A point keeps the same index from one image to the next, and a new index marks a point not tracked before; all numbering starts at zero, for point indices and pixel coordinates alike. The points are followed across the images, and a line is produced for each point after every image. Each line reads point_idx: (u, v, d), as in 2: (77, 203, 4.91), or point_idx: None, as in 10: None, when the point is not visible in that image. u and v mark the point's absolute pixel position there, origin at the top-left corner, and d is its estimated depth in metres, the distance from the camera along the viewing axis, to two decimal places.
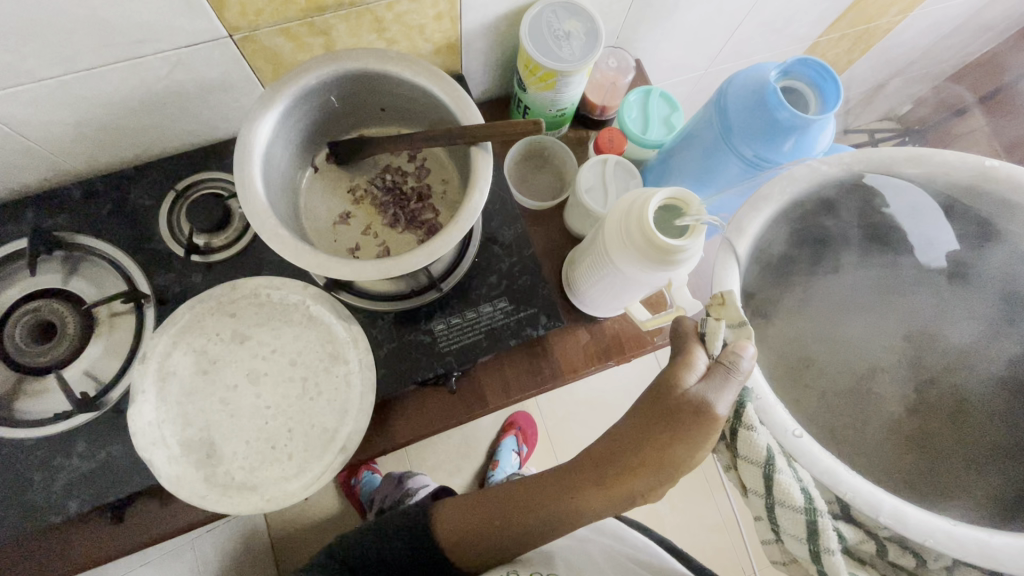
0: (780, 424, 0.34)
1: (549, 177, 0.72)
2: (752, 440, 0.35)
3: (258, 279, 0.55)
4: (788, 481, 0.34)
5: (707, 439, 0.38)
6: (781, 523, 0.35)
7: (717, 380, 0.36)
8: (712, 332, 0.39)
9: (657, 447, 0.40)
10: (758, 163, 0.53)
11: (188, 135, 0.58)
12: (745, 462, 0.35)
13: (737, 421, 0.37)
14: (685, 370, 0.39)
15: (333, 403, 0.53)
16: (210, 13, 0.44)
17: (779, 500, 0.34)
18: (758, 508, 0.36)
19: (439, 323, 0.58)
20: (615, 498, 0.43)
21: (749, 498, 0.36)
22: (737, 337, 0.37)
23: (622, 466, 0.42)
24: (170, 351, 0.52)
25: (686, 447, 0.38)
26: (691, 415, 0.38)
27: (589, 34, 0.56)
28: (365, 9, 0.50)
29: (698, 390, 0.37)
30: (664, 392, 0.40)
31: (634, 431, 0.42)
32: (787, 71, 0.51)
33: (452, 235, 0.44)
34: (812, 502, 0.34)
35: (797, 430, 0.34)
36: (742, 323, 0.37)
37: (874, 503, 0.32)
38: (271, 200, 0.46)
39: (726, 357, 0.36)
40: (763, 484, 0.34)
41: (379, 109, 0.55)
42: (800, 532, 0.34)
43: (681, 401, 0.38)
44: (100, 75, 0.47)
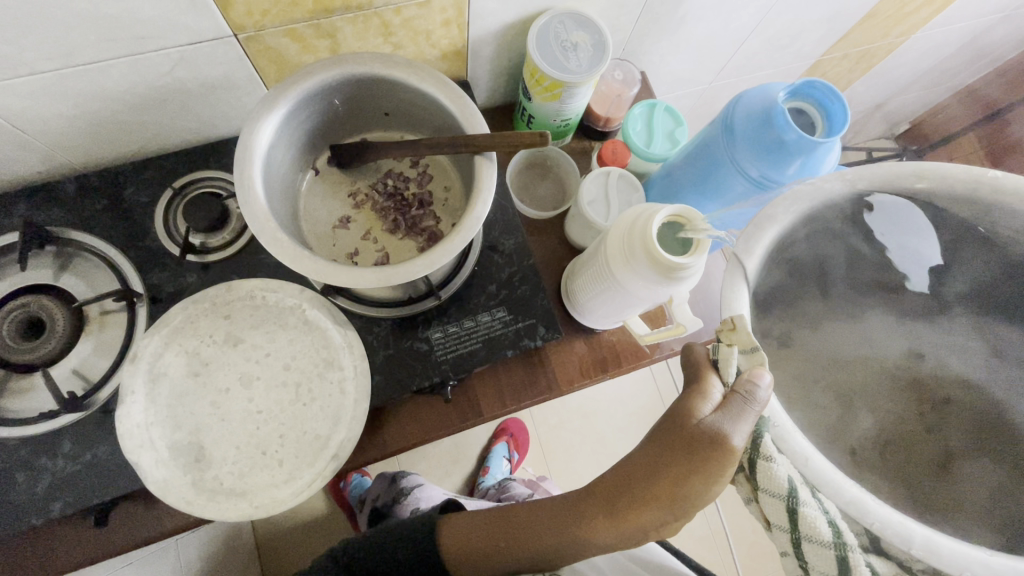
0: (799, 453, 0.34)
1: (551, 186, 0.71)
2: (772, 473, 0.35)
3: (254, 281, 0.54)
4: (813, 514, 0.33)
5: (723, 473, 0.37)
6: (809, 558, 0.34)
7: (735, 411, 0.36)
8: (724, 360, 0.39)
9: (670, 480, 0.40)
10: (763, 182, 0.52)
11: (187, 133, 0.57)
12: (767, 495, 0.35)
13: (755, 452, 0.37)
14: (700, 400, 0.39)
15: (326, 410, 0.52)
16: (216, 11, 0.43)
17: (806, 535, 0.33)
18: (784, 543, 0.36)
19: (436, 332, 0.57)
20: (627, 531, 0.42)
21: (774, 533, 0.36)
22: (750, 364, 0.37)
23: (634, 497, 0.42)
24: (161, 352, 0.51)
25: (702, 481, 0.38)
26: (705, 447, 0.38)
27: (597, 46, 0.56)
28: (372, 13, 0.50)
29: (712, 420, 0.38)
30: (677, 422, 0.40)
31: (648, 463, 0.41)
32: (795, 91, 0.51)
33: (454, 244, 0.44)
34: (840, 536, 0.33)
35: (817, 457, 0.34)
36: (754, 350, 0.36)
37: (906, 536, 0.32)
38: (270, 201, 0.45)
39: (742, 386, 0.36)
40: (788, 518, 0.34)
41: (383, 114, 0.54)
42: (831, 568, 0.33)
43: (696, 432, 0.38)
44: (100, 70, 0.46)
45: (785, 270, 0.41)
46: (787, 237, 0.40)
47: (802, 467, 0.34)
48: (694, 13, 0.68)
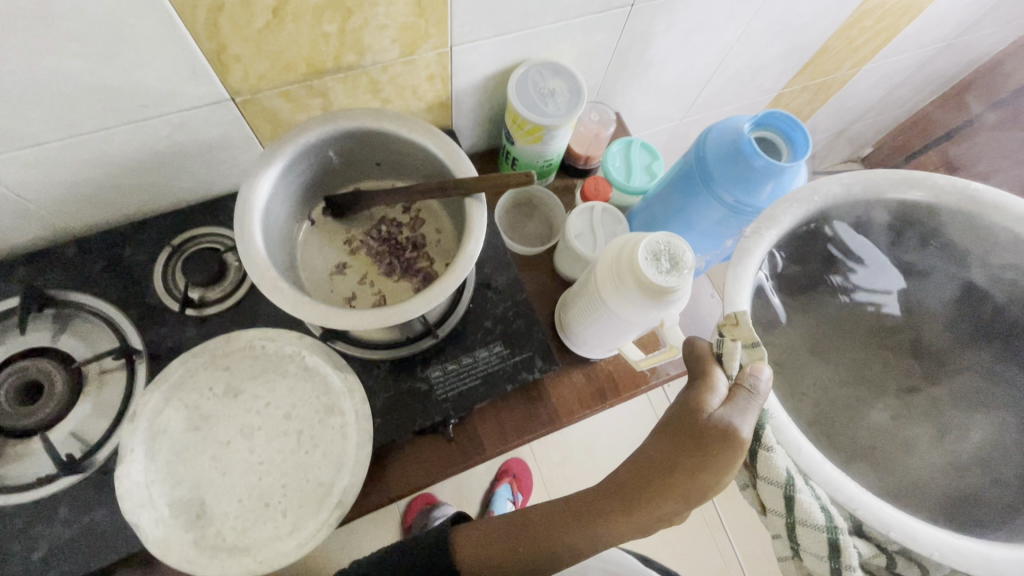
0: (793, 443, 0.38)
1: (537, 223, 0.74)
2: (772, 463, 0.38)
3: (253, 331, 0.55)
4: (808, 500, 0.37)
5: (734, 466, 0.38)
6: (802, 541, 0.38)
7: (742, 403, 0.38)
8: (728, 355, 0.41)
9: (685, 474, 0.40)
10: (738, 208, 0.55)
11: (184, 193, 0.59)
12: (766, 483, 0.38)
13: (756, 442, 0.39)
14: (708, 394, 0.40)
15: (328, 457, 0.52)
16: (215, 77, 0.47)
17: (801, 519, 0.37)
18: (778, 526, 0.39)
19: (435, 370, 0.58)
20: (644, 523, 0.43)
21: (768, 518, 0.39)
22: (752, 357, 0.40)
23: (649, 492, 0.42)
24: (161, 408, 0.51)
25: (716, 475, 0.39)
26: (714, 440, 0.38)
27: (572, 92, 0.60)
28: (361, 72, 0.53)
29: (721, 415, 0.38)
30: (686, 417, 0.40)
31: (660, 454, 0.42)
32: (759, 122, 0.54)
33: (449, 282, 0.46)
34: (831, 520, 0.37)
35: (808, 448, 0.38)
36: (755, 343, 0.40)
37: (887, 525, 0.36)
38: (269, 251, 0.47)
39: (745, 379, 0.39)
40: (785, 504, 0.37)
41: (375, 164, 0.57)
42: (822, 549, 0.37)
43: (705, 425, 0.39)
44: (104, 137, 0.48)
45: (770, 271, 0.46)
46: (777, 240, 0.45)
47: (795, 453, 0.38)
48: (659, 58, 0.73)
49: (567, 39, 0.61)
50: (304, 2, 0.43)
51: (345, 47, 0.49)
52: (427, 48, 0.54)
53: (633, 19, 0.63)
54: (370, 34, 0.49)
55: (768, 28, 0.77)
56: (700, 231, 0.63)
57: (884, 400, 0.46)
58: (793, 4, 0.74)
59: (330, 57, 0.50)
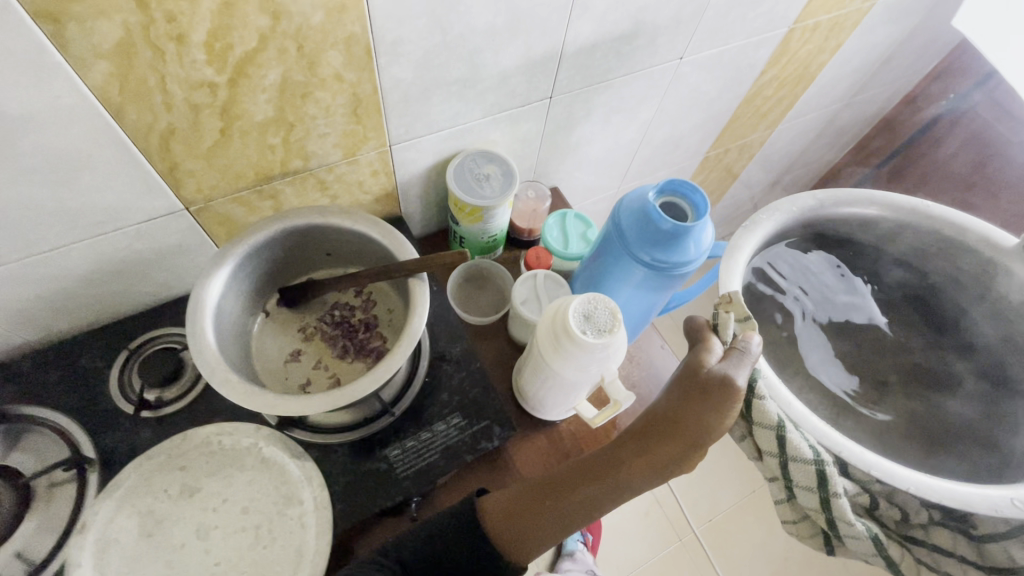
0: (783, 399, 0.55)
1: (489, 294, 0.78)
2: (764, 410, 0.53)
3: (210, 427, 0.56)
4: (798, 440, 0.53)
5: (731, 407, 0.46)
6: (795, 476, 0.53)
7: (736, 359, 0.49)
8: (723, 325, 0.55)
9: (688, 417, 0.47)
10: (655, 266, 0.59)
11: (143, 299, 0.62)
12: (761, 428, 0.54)
13: (751, 396, 0.54)
14: (707, 352, 0.50)
15: (288, 550, 0.52)
16: (168, 191, 0.51)
17: (793, 456, 0.52)
18: (775, 468, 0.55)
19: (394, 449, 0.58)
20: (654, 468, 0.47)
21: (766, 461, 0.55)
22: (744, 328, 0.54)
23: (657, 437, 0.48)
24: (113, 516, 0.51)
25: (716, 411, 0.46)
26: (717, 389, 0.47)
27: (505, 175, 0.67)
28: (309, 173, 0.58)
29: (718, 367, 0.48)
30: (690, 373, 0.49)
31: (668, 407, 0.48)
32: (663, 190, 0.60)
33: (395, 359, 0.48)
34: (820, 457, 0.52)
35: (796, 407, 0.54)
36: (746, 319, 0.55)
37: (859, 460, 0.52)
38: (222, 347, 0.49)
39: (740, 342, 0.51)
40: (779, 444, 0.53)
41: (325, 254, 0.60)
42: (812, 481, 0.52)
43: (706, 377, 0.48)
44: (64, 253, 0.51)
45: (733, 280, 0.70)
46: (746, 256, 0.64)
47: (784, 406, 0.54)
48: (586, 137, 0.81)
49: (498, 129, 0.68)
50: (249, 121, 0.49)
51: (291, 154, 0.55)
52: (368, 149, 0.59)
53: (554, 108, 0.71)
54: (313, 141, 0.55)
55: (680, 104, 0.87)
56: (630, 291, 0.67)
57: (833, 374, 0.68)
58: (697, 83, 0.84)
59: (278, 163, 0.55)
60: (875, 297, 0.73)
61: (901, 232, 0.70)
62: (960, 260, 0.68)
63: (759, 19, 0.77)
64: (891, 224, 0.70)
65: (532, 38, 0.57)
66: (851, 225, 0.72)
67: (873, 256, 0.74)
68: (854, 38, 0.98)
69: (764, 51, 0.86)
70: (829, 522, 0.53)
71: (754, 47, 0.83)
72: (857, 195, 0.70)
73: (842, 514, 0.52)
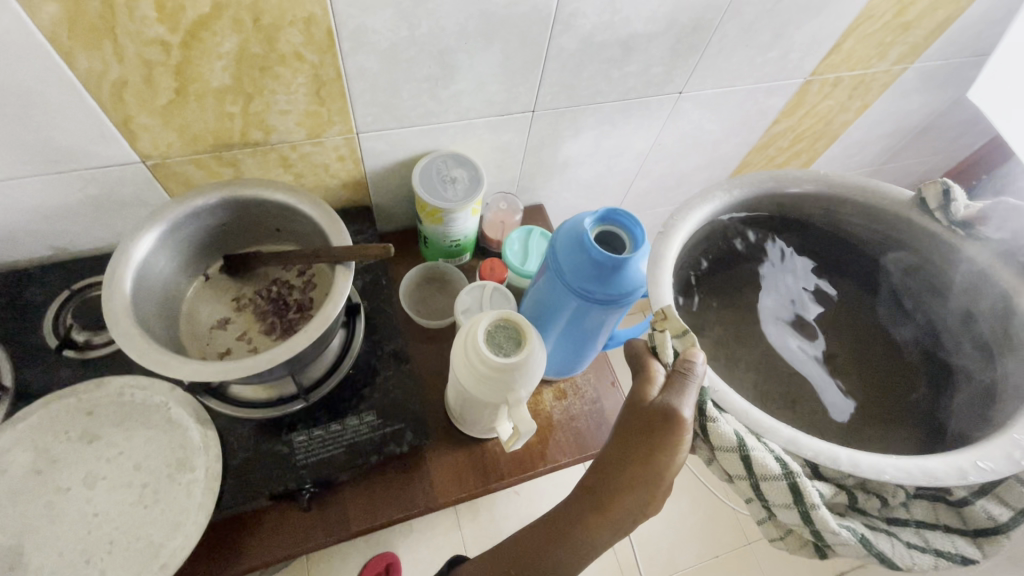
0: (741, 409, 0.41)
1: (445, 298, 0.76)
2: (719, 431, 0.43)
3: (126, 378, 0.56)
4: (761, 454, 0.42)
5: (680, 444, 0.43)
6: (769, 496, 0.42)
7: (679, 385, 0.42)
8: (661, 344, 0.46)
9: (640, 463, 0.45)
10: (589, 299, 0.55)
11: (98, 242, 0.63)
12: (725, 452, 0.43)
13: (704, 417, 0.44)
14: (648, 385, 0.45)
15: (167, 515, 0.51)
16: (123, 142, 0.52)
17: (761, 474, 0.41)
18: (746, 489, 0.43)
19: (300, 435, 0.57)
20: (619, 519, 0.46)
21: (737, 484, 0.43)
22: (684, 344, 0.44)
23: (614, 489, 0.46)
24: (9, 447, 0.51)
25: (666, 455, 0.43)
26: (661, 428, 0.43)
27: (472, 181, 0.66)
28: (270, 148, 0.59)
29: (660, 400, 0.43)
30: (633, 411, 0.45)
31: (619, 452, 0.46)
32: (603, 218, 0.55)
33: (298, 342, 0.48)
34: (787, 466, 0.41)
35: (755, 410, 0.41)
36: (686, 332, 0.44)
37: (833, 458, 0.39)
38: (138, 301, 0.49)
39: (683, 365, 0.43)
40: (745, 465, 0.42)
41: (274, 230, 0.60)
42: (787, 497, 0.41)
43: (651, 415, 0.43)
44: (17, 185, 0.53)
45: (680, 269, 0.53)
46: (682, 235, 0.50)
47: (744, 418, 0.41)
48: (574, 159, 0.80)
49: (475, 135, 0.68)
50: (206, 85, 0.50)
51: (251, 125, 0.55)
52: (333, 133, 0.59)
53: (538, 123, 0.69)
54: (274, 116, 0.55)
55: (680, 139, 0.85)
56: (568, 325, 0.61)
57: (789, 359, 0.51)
58: (699, 120, 0.81)
59: (237, 132, 0.55)
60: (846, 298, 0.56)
61: (869, 222, 0.55)
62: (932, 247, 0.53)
63: (770, 64, 0.74)
64: (872, 207, 0.54)
65: (509, 48, 0.56)
66: (825, 203, 0.55)
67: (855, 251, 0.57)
68: (882, 102, 0.94)
69: (775, 98, 0.83)
70: (816, 535, 0.41)
71: (765, 92, 0.80)
72: (822, 174, 0.54)
73: (829, 525, 0.40)
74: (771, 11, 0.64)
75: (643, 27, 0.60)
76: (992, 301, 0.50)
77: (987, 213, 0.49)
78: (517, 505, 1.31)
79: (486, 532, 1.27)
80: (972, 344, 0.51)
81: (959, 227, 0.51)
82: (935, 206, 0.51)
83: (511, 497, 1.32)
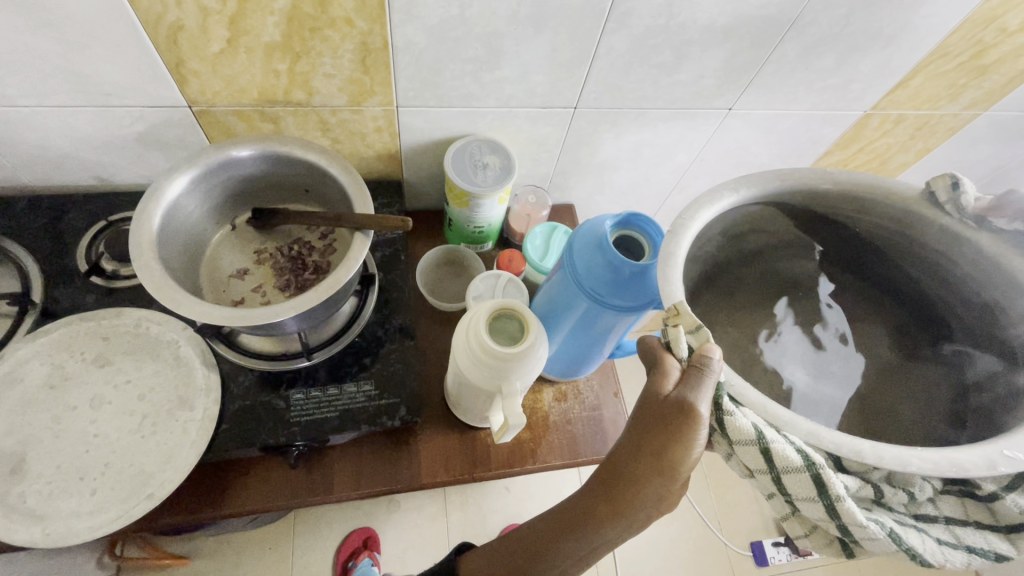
0: (757, 403, 0.41)
1: (461, 283, 0.76)
2: (738, 425, 0.41)
3: (145, 312, 0.58)
4: (782, 446, 0.40)
5: (696, 437, 0.41)
6: (791, 489, 0.40)
7: (696, 379, 0.42)
8: (675, 339, 0.44)
9: (654, 455, 0.43)
10: (596, 300, 0.54)
11: (139, 179, 0.66)
12: (743, 446, 0.41)
13: (719, 411, 0.42)
14: (663, 378, 0.43)
15: (161, 448, 0.52)
16: (173, 84, 0.54)
17: (783, 466, 0.40)
18: (768, 484, 0.41)
19: (297, 392, 0.58)
20: (634, 514, 0.44)
21: (757, 479, 0.42)
22: (698, 340, 0.43)
23: (628, 481, 0.44)
24: (28, 359, 0.54)
25: (682, 447, 0.42)
26: (675, 419, 0.42)
27: (504, 169, 0.65)
28: (311, 110, 0.60)
29: (677, 393, 0.42)
30: (649, 402, 0.44)
31: (632, 446, 0.44)
32: (625, 222, 0.55)
33: (306, 301, 0.48)
34: (810, 459, 0.40)
35: (773, 405, 0.41)
36: (699, 328, 0.43)
37: (858, 450, 0.38)
38: (163, 238, 0.51)
39: (699, 360, 0.42)
40: (764, 457, 0.40)
41: (303, 190, 0.62)
42: (811, 490, 0.40)
43: (667, 407, 0.42)
44: (71, 113, 0.55)
45: (696, 258, 0.53)
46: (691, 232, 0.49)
47: (762, 413, 0.40)
48: (611, 163, 0.78)
49: (513, 124, 0.67)
50: (257, 39, 0.51)
51: (295, 85, 0.56)
52: (373, 103, 0.60)
53: (578, 121, 0.68)
54: (318, 79, 0.56)
55: (724, 157, 0.82)
56: (573, 325, 0.60)
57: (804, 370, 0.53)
58: (745, 140, 0.79)
59: (281, 90, 0.57)
60: (853, 299, 0.58)
61: (880, 221, 0.54)
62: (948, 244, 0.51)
63: (829, 92, 0.71)
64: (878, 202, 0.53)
65: (558, 40, 0.56)
66: (831, 203, 0.55)
67: (865, 249, 0.57)
68: (945, 147, 0.89)
69: (829, 128, 0.79)
70: (843, 530, 0.40)
71: (820, 121, 0.77)
72: (829, 171, 0.53)
73: (856, 518, 0.39)
74: (837, 35, 0.62)
75: (699, 35, 0.58)
76: (1014, 299, 0.48)
77: (999, 204, 0.48)
78: (506, 501, 1.31)
79: (471, 522, 1.27)
80: (993, 342, 0.50)
81: (970, 220, 0.49)
82: (945, 199, 0.50)
83: (502, 493, 1.32)
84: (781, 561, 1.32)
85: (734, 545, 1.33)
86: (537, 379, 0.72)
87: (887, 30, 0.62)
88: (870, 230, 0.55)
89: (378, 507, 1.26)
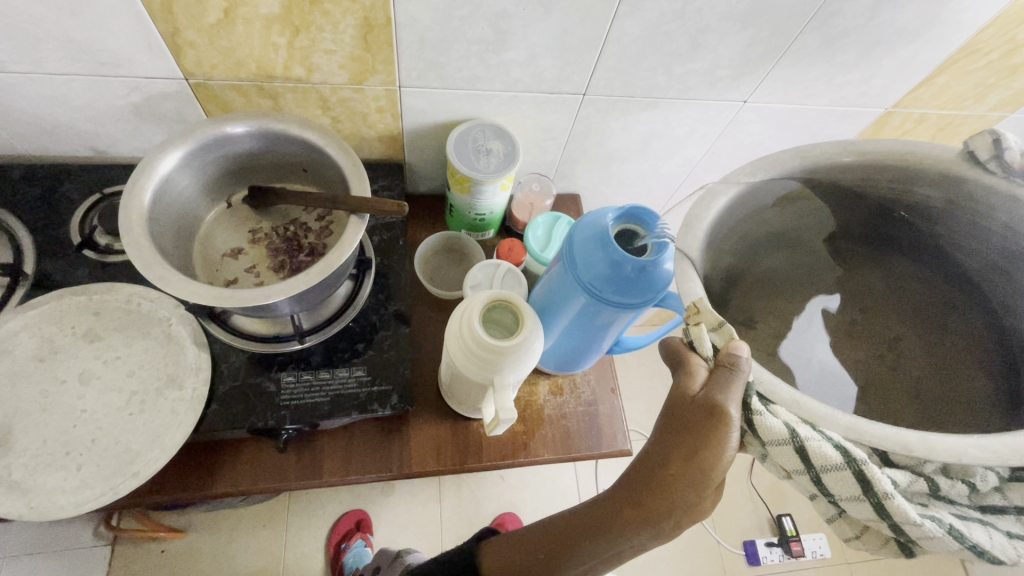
0: (789, 399, 0.40)
1: (459, 270, 0.75)
2: (770, 425, 0.41)
3: (137, 288, 0.58)
4: (817, 443, 0.40)
5: (726, 439, 0.41)
6: (832, 488, 0.40)
7: (725, 380, 0.41)
8: (698, 339, 0.44)
9: (685, 458, 0.42)
10: (594, 294, 0.52)
11: (135, 152, 0.65)
12: (776, 445, 0.41)
13: (749, 411, 0.42)
14: (690, 379, 0.43)
15: (148, 426, 0.52)
16: (169, 55, 0.52)
17: (822, 465, 0.40)
18: (809, 484, 0.41)
19: (288, 375, 0.58)
20: (663, 519, 0.42)
21: (795, 480, 0.42)
22: (722, 338, 0.43)
23: (659, 484, 0.43)
24: (18, 332, 0.53)
25: (713, 451, 0.41)
26: (706, 420, 0.41)
27: (507, 156, 0.63)
28: (311, 87, 0.58)
29: (705, 393, 0.42)
30: (678, 405, 0.43)
31: (661, 450, 0.43)
32: (626, 215, 0.53)
33: (296, 284, 0.47)
34: (850, 455, 0.40)
35: (806, 399, 0.39)
36: (721, 325, 0.43)
37: (904, 443, 0.37)
38: (154, 215, 0.50)
39: (726, 359, 0.42)
40: (801, 457, 0.40)
41: (301, 169, 0.60)
42: (855, 488, 0.39)
43: (695, 407, 0.42)
44: (65, 81, 0.54)
45: (719, 246, 0.53)
46: (711, 215, 0.50)
47: (794, 409, 0.39)
48: (619, 153, 0.76)
49: (519, 110, 0.65)
50: (254, 11, 0.49)
51: (294, 60, 0.55)
52: (375, 82, 0.58)
53: (587, 109, 0.66)
54: (318, 55, 0.54)
55: (737, 150, 0.80)
56: (569, 317, 0.59)
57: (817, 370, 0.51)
58: (760, 134, 0.76)
59: (280, 65, 0.55)
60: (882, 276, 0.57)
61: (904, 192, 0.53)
62: (989, 212, 0.49)
63: (850, 87, 0.68)
64: (907, 168, 0.52)
65: (568, 22, 0.54)
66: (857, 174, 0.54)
67: (896, 224, 0.56)
68: None
69: (847, 125, 0.77)
70: (896, 530, 0.39)
71: (837, 118, 0.75)
72: (850, 143, 0.53)
73: (909, 516, 0.38)
74: (862, 27, 0.59)
75: (716, 22, 0.56)
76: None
77: None
78: (500, 490, 1.31)
79: (464, 509, 1.28)
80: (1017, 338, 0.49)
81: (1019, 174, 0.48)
82: (988, 156, 0.48)
83: (496, 482, 1.32)
84: (773, 562, 1.32)
85: (727, 544, 1.33)
86: (533, 371, 0.70)
87: (915, 22, 0.59)
88: (903, 208, 0.54)
89: (372, 491, 1.26)
